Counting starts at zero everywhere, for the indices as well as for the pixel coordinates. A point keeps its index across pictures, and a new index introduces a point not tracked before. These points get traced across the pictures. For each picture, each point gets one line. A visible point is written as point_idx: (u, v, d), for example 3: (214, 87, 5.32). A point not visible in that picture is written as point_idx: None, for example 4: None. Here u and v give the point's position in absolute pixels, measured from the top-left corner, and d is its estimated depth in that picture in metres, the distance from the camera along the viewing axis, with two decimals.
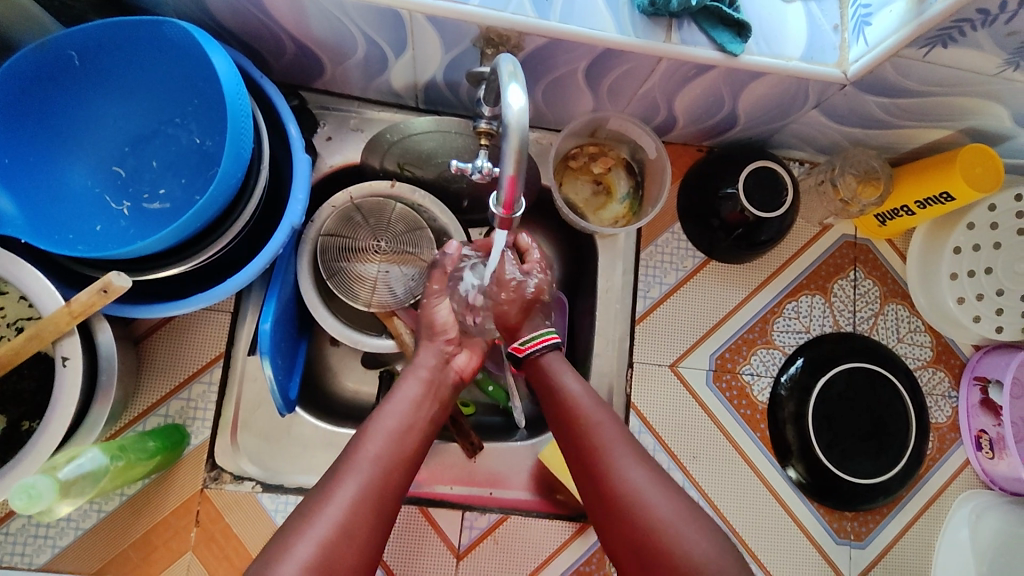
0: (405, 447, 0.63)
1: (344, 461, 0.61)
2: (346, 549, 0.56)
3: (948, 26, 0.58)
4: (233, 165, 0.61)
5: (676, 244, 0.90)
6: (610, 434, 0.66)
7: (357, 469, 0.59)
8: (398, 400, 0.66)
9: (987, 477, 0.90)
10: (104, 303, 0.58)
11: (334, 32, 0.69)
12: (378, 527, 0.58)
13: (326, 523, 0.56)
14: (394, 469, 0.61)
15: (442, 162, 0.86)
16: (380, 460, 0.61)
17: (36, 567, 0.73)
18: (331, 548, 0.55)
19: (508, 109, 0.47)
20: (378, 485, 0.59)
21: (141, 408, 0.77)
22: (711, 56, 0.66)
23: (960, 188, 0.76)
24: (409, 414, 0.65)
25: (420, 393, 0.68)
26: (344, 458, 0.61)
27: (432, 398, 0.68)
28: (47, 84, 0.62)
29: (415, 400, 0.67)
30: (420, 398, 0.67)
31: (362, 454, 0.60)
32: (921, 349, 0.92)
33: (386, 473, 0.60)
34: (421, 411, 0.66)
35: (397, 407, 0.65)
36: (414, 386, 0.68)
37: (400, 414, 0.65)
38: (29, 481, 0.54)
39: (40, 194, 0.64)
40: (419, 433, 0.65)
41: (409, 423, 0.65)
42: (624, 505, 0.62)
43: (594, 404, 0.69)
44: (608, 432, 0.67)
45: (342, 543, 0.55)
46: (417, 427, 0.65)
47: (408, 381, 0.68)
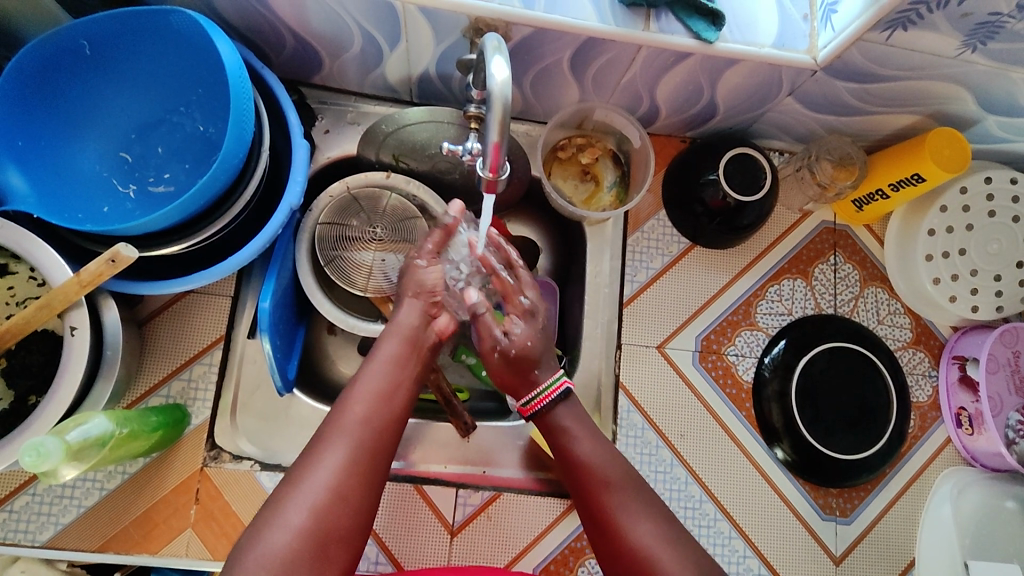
0: (385, 406, 0.64)
1: (329, 422, 0.62)
2: (338, 510, 0.57)
3: (905, 9, 0.62)
4: (235, 146, 0.64)
5: (662, 230, 0.93)
6: (621, 494, 0.65)
7: (341, 434, 0.61)
8: (377, 364, 0.67)
9: (968, 454, 0.92)
10: (112, 272, 0.60)
11: (331, 25, 0.73)
12: (370, 488, 0.59)
13: (315, 488, 0.57)
14: (376, 428, 0.62)
15: (436, 153, 0.89)
16: (364, 422, 0.62)
17: (39, 543, 0.74)
18: (323, 509, 0.56)
19: (492, 80, 0.50)
20: (364, 446, 0.61)
21: (144, 388, 0.79)
22: (687, 43, 0.70)
23: (930, 169, 0.80)
24: (389, 375, 0.66)
25: (398, 355, 0.69)
26: (329, 423, 0.62)
27: (408, 357, 0.70)
28: (59, 71, 0.66)
29: (393, 361, 0.68)
30: (400, 356, 0.69)
31: (349, 418, 0.62)
32: (901, 330, 0.95)
33: (371, 432, 0.62)
34: (400, 370, 0.68)
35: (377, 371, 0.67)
36: (393, 348, 0.69)
37: (378, 374, 0.66)
38: (39, 440, 0.56)
39: (51, 176, 0.67)
40: (400, 393, 0.66)
41: (388, 384, 0.66)
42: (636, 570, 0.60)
43: (602, 458, 0.68)
44: (614, 493, 0.65)
45: (332, 504, 0.57)
46: (397, 388, 0.66)
47: (386, 343, 0.70)
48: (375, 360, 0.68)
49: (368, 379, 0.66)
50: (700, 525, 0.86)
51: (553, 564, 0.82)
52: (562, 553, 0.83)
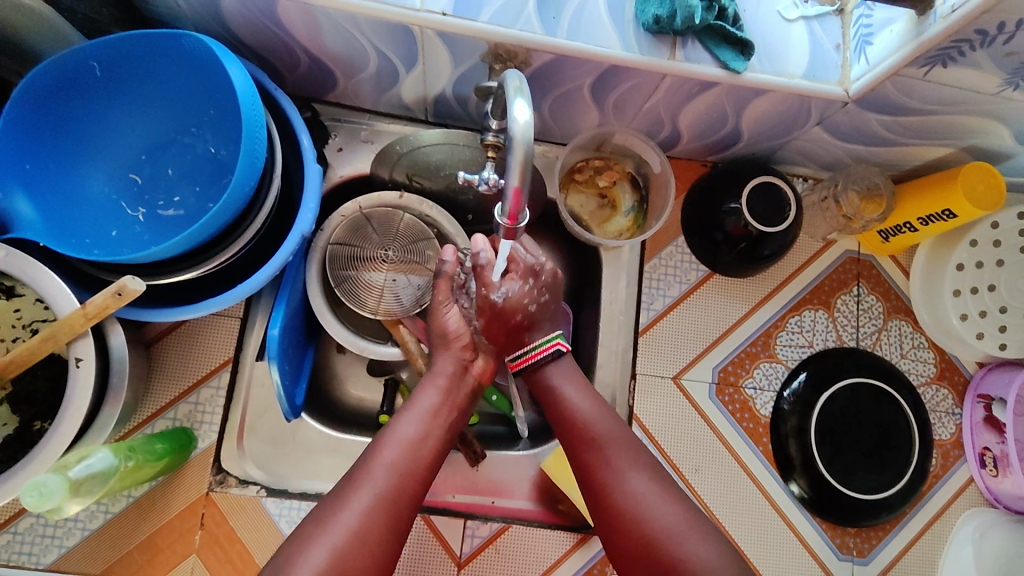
0: (418, 456, 0.64)
1: (363, 467, 0.62)
2: (359, 555, 0.56)
3: (947, 46, 0.60)
4: (247, 174, 0.63)
5: (681, 257, 0.91)
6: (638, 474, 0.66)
7: (372, 477, 0.60)
8: (414, 413, 0.67)
9: (991, 495, 0.90)
10: (118, 305, 0.59)
11: (346, 46, 0.71)
12: (393, 532, 0.59)
13: (340, 529, 0.57)
14: (407, 477, 0.62)
15: (450, 174, 0.88)
16: (394, 468, 0.62)
17: (44, 566, 0.74)
18: (345, 553, 0.56)
19: (514, 123, 0.49)
20: (391, 495, 0.60)
21: (150, 411, 0.78)
22: (714, 73, 0.68)
23: (962, 206, 0.77)
24: (425, 423, 0.66)
25: (432, 408, 0.68)
26: (360, 469, 0.61)
27: (444, 411, 0.69)
28: (70, 93, 0.64)
29: (430, 413, 0.67)
30: (435, 407, 0.68)
31: (379, 459, 0.62)
32: (925, 365, 0.92)
33: (400, 478, 0.61)
34: (432, 421, 0.67)
35: (413, 416, 0.66)
36: (428, 401, 0.68)
37: (414, 421, 0.66)
38: (40, 479, 0.55)
39: (58, 199, 0.66)
40: (432, 445, 0.66)
41: (422, 437, 0.65)
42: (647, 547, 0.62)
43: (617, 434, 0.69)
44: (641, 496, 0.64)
45: (354, 549, 0.56)
46: (430, 442, 0.66)
47: (425, 389, 0.69)
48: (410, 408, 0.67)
49: (403, 420, 0.66)
50: None
51: None
52: None
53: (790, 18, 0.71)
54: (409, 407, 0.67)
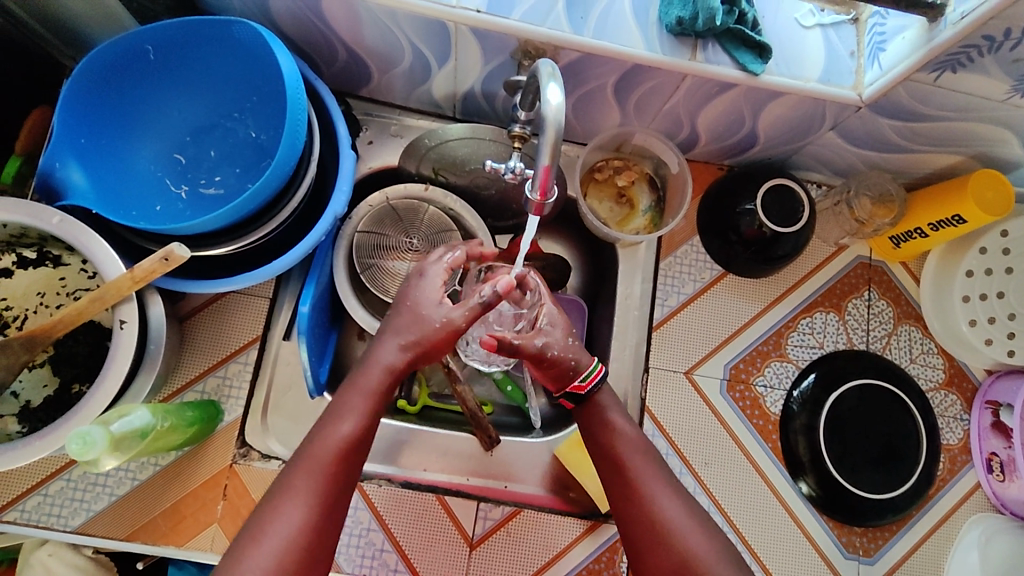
0: (347, 461, 0.60)
1: (297, 466, 0.59)
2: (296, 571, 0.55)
3: (956, 51, 0.63)
4: (288, 154, 0.66)
5: (695, 256, 0.94)
6: (648, 468, 0.67)
7: (299, 490, 0.58)
8: (351, 415, 0.62)
9: (998, 500, 0.90)
10: (164, 270, 0.63)
11: (384, 41, 0.75)
12: (327, 534, 0.58)
13: (275, 541, 0.55)
14: (335, 484, 0.59)
15: (475, 168, 0.91)
16: (322, 478, 0.59)
17: (71, 528, 0.76)
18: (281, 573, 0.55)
19: (547, 105, 0.52)
20: (325, 505, 0.58)
21: (181, 382, 0.81)
22: (733, 75, 0.71)
23: (973, 212, 0.80)
24: (362, 418, 0.62)
25: (371, 411, 0.63)
26: (295, 468, 0.59)
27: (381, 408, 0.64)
28: (125, 74, 0.69)
29: (366, 410, 0.63)
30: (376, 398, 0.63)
31: (314, 462, 0.59)
32: (934, 371, 0.93)
33: (332, 487, 0.59)
34: (367, 419, 0.62)
35: (349, 406, 0.62)
36: (367, 405, 0.63)
37: (344, 422, 0.61)
38: (85, 429, 0.58)
39: (108, 173, 0.70)
40: (367, 443, 0.63)
41: (357, 439, 0.61)
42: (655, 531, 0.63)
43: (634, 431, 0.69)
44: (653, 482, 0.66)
45: (290, 559, 0.55)
46: (363, 445, 0.62)
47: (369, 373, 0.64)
48: (342, 405, 0.62)
49: (337, 414, 0.62)
50: None
51: None
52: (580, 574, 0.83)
53: (807, 25, 0.74)
54: (344, 396, 0.63)
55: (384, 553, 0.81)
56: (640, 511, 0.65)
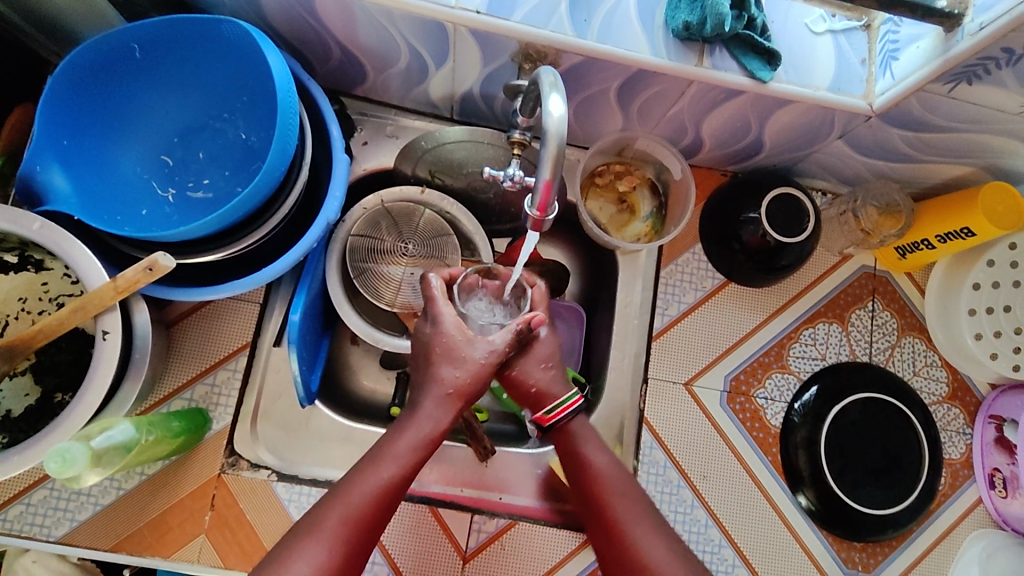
0: (381, 508, 0.58)
1: (323, 512, 0.57)
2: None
3: (973, 63, 0.61)
4: (278, 160, 0.64)
5: (696, 264, 0.92)
6: (628, 505, 0.64)
7: (324, 530, 0.55)
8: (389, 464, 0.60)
9: (999, 516, 0.90)
10: (148, 280, 0.61)
11: (380, 41, 0.73)
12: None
13: None
14: (362, 532, 0.57)
15: (473, 172, 0.89)
16: (350, 523, 0.57)
17: (54, 538, 0.74)
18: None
19: (548, 116, 0.50)
20: (345, 551, 0.56)
21: (167, 390, 0.79)
22: (741, 81, 0.69)
23: (982, 226, 0.78)
24: (402, 472, 0.60)
25: (411, 464, 0.61)
26: (321, 514, 0.57)
27: (422, 461, 0.62)
28: (110, 73, 0.66)
29: (407, 463, 0.61)
30: (414, 459, 0.61)
31: (343, 511, 0.57)
32: (937, 384, 0.92)
33: (357, 533, 0.56)
34: (409, 468, 0.61)
35: (387, 459, 0.60)
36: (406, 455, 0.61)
37: (386, 471, 0.59)
38: (64, 446, 0.56)
39: (92, 175, 0.67)
40: (401, 493, 0.61)
41: (393, 490, 0.59)
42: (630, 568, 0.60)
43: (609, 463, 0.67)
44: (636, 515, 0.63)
45: None
46: (397, 495, 0.60)
47: (413, 426, 0.62)
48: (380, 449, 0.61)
49: (376, 463, 0.60)
50: (717, 570, 0.84)
51: None
52: None
53: (818, 32, 0.72)
54: (384, 448, 0.61)
55: (375, 565, 0.79)
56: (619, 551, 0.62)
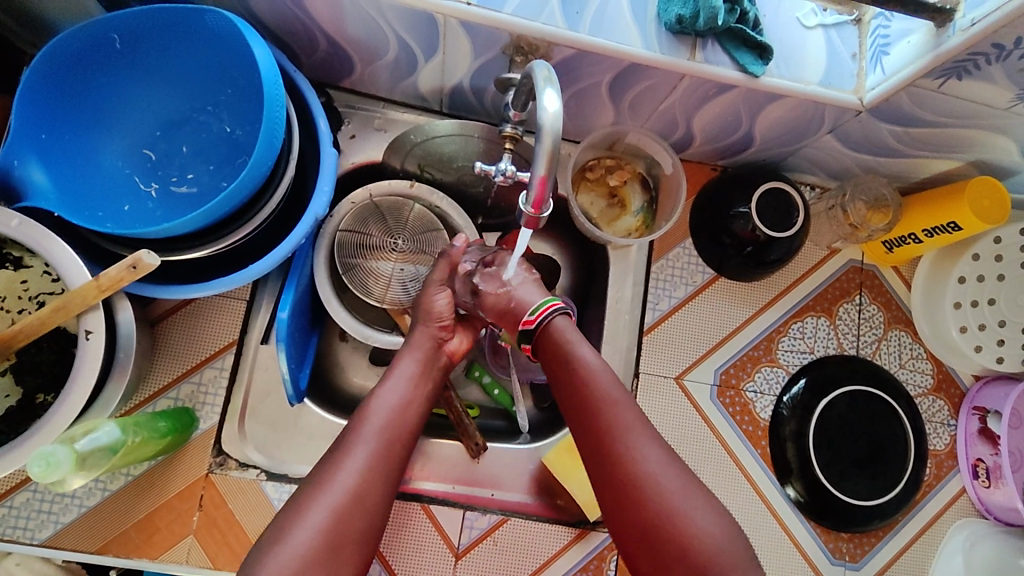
0: (402, 420, 0.67)
1: (353, 429, 0.65)
2: (357, 515, 0.59)
3: (963, 59, 0.61)
4: (265, 154, 0.62)
5: (687, 259, 0.92)
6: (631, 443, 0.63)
7: (358, 447, 0.63)
8: (401, 379, 0.70)
9: (982, 506, 0.91)
10: (133, 278, 0.59)
11: (368, 32, 0.71)
12: (386, 491, 0.62)
13: (338, 490, 0.59)
14: (393, 443, 0.65)
15: (463, 166, 0.89)
16: (382, 434, 0.64)
17: (38, 542, 0.73)
18: (344, 513, 0.58)
19: (543, 112, 0.49)
20: (382, 459, 0.63)
21: (152, 389, 0.77)
22: (733, 76, 0.68)
23: (967, 218, 0.78)
24: (410, 389, 0.69)
25: (417, 377, 0.71)
26: (352, 430, 0.64)
27: (426, 378, 0.72)
28: (90, 64, 0.64)
29: (413, 377, 0.71)
30: (417, 375, 0.71)
31: (370, 425, 0.65)
32: (922, 376, 0.93)
33: (389, 444, 0.64)
34: (419, 388, 0.70)
35: (397, 379, 0.70)
36: (411, 370, 0.71)
37: (399, 389, 0.69)
38: (48, 449, 0.55)
39: (72, 170, 0.65)
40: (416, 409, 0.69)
41: (407, 401, 0.68)
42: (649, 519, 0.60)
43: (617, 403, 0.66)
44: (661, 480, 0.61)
45: (353, 509, 0.59)
46: (412, 408, 0.69)
47: (407, 357, 0.73)
48: (395, 374, 0.71)
49: (391, 382, 0.69)
50: None
51: None
52: None
53: (809, 26, 0.72)
54: (392, 373, 0.71)
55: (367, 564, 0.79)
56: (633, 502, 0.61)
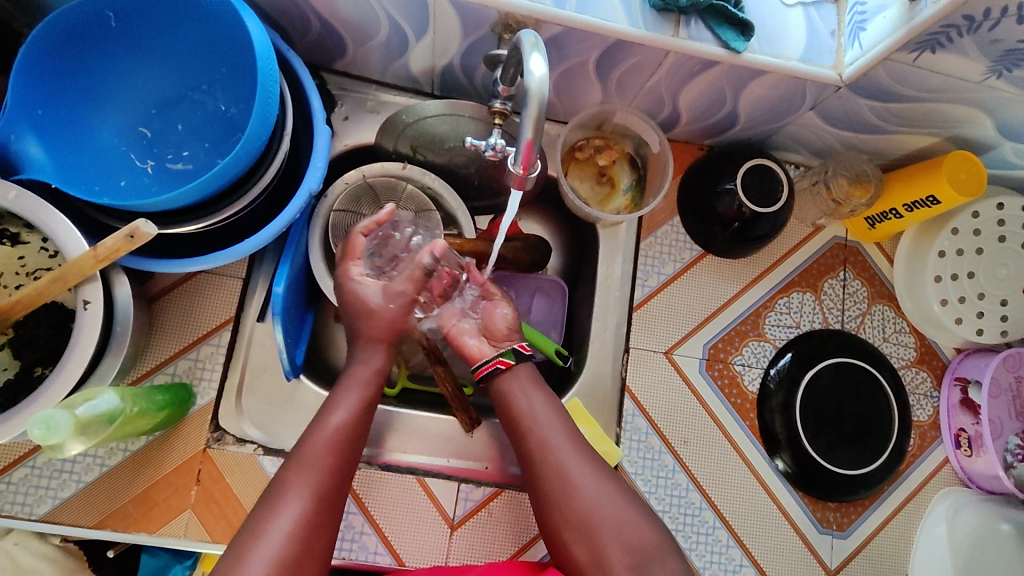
0: (342, 452, 0.65)
1: (290, 465, 0.62)
2: (302, 556, 0.57)
3: (936, 31, 0.63)
4: (259, 130, 0.64)
5: (675, 236, 0.94)
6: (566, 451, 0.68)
7: (297, 484, 0.60)
8: (341, 407, 0.67)
9: (965, 474, 0.93)
10: (130, 248, 0.60)
11: (359, 12, 0.73)
12: (328, 528, 0.60)
13: (279, 533, 0.57)
14: (334, 479, 0.62)
15: (454, 147, 0.90)
16: (324, 470, 0.62)
17: (36, 517, 0.73)
18: (288, 557, 0.56)
19: (529, 76, 0.51)
20: (323, 496, 0.61)
21: (150, 365, 0.78)
22: (715, 52, 0.70)
23: (946, 192, 0.80)
24: (351, 419, 0.67)
25: (358, 403, 0.69)
26: (288, 467, 0.62)
27: (367, 405, 0.70)
28: (85, 41, 0.65)
29: (355, 406, 0.68)
30: (360, 403, 0.69)
31: (308, 461, 0.62)
32: (906, 349, 0.95)
33: (330, 479, 0.62)
34: (364, 414, 0.69)
35: (336, 409, 0.67)
36: (354, 398, 0.69)
37: (339, 422, 0.66)
38: (48, 414, 0.56)
39: (69, 145, 0.67)
40: (357, 439, 0.67)
41: (347, 431, 0.66)
42: (575, 506, 0.64)
43: (552, 415, 0.71)
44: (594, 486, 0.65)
45: (296, 551, 0.57)
46: (354, 436, 0.66)
47: (348, 386, 0.70)
48: (335, 404, 0.68)
49: (332, 413, 0.67)
50: (700, 533, 0.86)
51: None
52: None
53: (789, 4, 0.74)
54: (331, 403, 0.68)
55: (364, 536, 0.80)
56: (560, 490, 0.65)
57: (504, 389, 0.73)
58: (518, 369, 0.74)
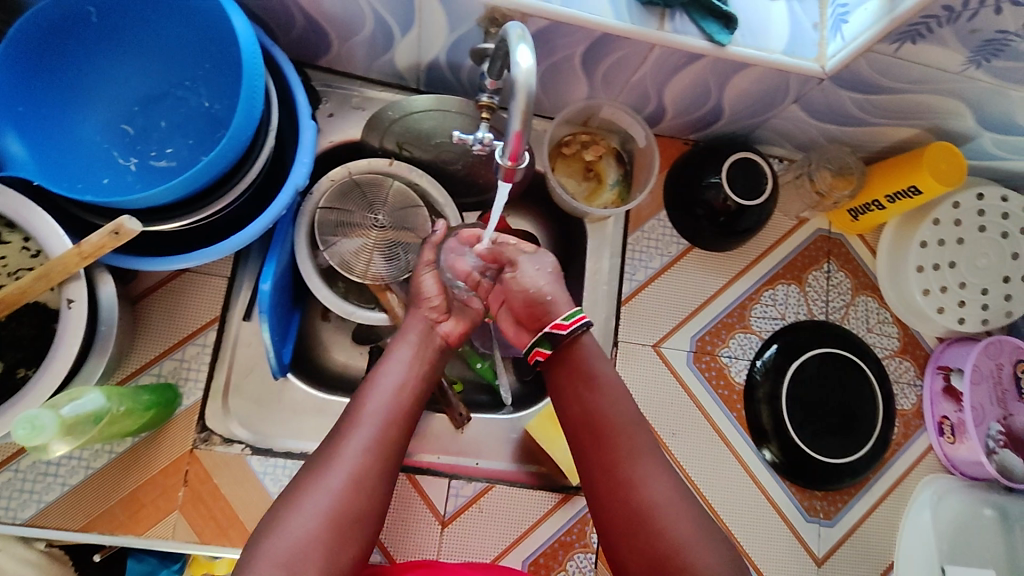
0: (404, 404, 0.68)
1: (350, 417, 0.66)
2: (358, 496, 0.60)
3: (916, 22, 0.64)
4: (244, 124, 0.63)
5: (662, 230, 0.94)
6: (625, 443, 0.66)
7: (359, 433, 0.64)
8: (397, 364, 0.71)
9: (948, 462, 0.95)
10: (115, 245, 0.59)
11: (344, 6, 0.72)
12: (385, 472, 0.63)
13: (342, 474, 0.61)
14: (389, 437, 0.65)
15: (441, 142, 0.88)
16: (381, 417, 0.66)
17: (21, 521, 0.72)
18: (345, 496, 0.60)
19: (516, 67, 0.51)
20: (379, 442, 0.64)
21: (135, 366, 0.78)
22: (699, 45, 0.71)
23: (927, 182, 0.82)
24: (405, 373, 0.70)
25: (417, 361, 0.72)
26: (349, 417, 0.66)
27: (425, 362, 0.73)
28: (66, 37, 0.64)
29: (412, 361, 0.72)
30: (413, 359, 0.72)
31: (367, 411, 0.66)
32: (889, 339, 0.97)
33: (386, 425, 0.65)
34: (416, 371, 0.72)
35: (391, 367, 0.70)
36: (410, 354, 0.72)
37: (395, 375, 0.70)
38: (33, 413, 0.55)
39: (51, 143, 0.66)
40: (415, 394, 0.70)
41: (406, 385, 0.70)
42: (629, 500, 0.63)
43: (614, 412, 0.69)
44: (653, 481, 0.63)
45: (354, 493, 0.60)
46: (411, 391, 0.70)
47: (399, 345, 0.73)
48: (390, 361, 0.71)
49: (389, 369, 0.70)
50: None
51: (543, 557, 0.83)
52: (551, 546, 0.84)
53: None
54: (387, 358, 0.72)
55: None
56: (622, 497, 0.64)
57: (564, 382, 0.72)
58: (579, 356, 0.73)
